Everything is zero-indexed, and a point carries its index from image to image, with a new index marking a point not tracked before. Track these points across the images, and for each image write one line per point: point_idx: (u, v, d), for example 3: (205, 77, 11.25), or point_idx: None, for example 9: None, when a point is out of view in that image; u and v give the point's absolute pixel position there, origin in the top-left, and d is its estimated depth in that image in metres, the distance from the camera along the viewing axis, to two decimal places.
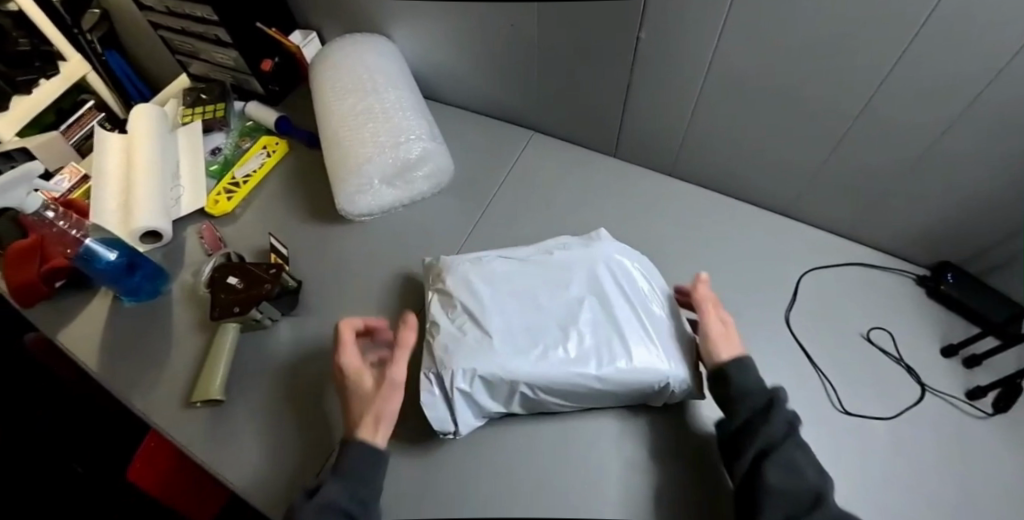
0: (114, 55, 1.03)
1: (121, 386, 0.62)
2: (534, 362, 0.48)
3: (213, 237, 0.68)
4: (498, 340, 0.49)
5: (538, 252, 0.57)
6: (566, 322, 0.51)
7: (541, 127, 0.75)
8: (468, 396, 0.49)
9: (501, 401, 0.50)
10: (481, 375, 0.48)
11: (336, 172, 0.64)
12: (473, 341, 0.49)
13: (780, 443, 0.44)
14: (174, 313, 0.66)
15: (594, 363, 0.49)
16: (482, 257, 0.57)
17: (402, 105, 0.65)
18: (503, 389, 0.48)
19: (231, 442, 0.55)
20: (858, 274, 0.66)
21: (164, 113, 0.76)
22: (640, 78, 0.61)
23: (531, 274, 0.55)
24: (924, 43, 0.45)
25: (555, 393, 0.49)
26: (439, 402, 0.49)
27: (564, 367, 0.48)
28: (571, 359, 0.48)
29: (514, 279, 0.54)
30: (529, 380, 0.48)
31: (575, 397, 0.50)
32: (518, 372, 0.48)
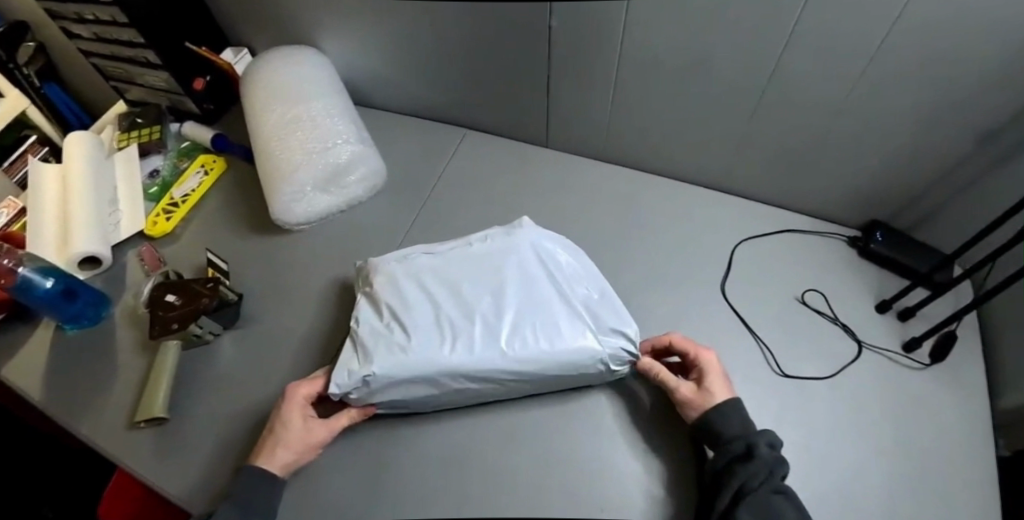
0: (54, 88, 1.03)
1: (64, 414, 0.61)
2: (459, 353, 0.49)
3: (153, 257, 0.68)
4: (422, 337, 0.50)
5: (461, 245, 0.57)
6: (489, 313, 0.51)
7: (475, 125, 0.76)
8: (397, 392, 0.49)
9: (432, 396, 0.50)
10: (402, 375, 0.48)
11: (265, 185, 0.64)
12: (392, 343, 0.50)
13: (754, 443, 0.45)
14: (117, 336, 0.65)
15: (518, 350, 0.49)
16: (406, 255, 0.57)
17: (326, 111, 0.66)
18: (426, 385, 0.49)
19: (177, 458, 0.55)
20: (791, 240, 0.67)
21: (100, 140, 0.76)
22: (561, 65, 0.62)
23: (454, 267, 0.55)
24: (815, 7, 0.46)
25: (484, 383, 0.50)
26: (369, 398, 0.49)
27: (491, 355, 0.49)
28: (497, 347, 0.49)
29: (437, 274, 0.54)
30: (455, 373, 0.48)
31: (505, 385, 0.51)
32: (442, 366, 0.48)
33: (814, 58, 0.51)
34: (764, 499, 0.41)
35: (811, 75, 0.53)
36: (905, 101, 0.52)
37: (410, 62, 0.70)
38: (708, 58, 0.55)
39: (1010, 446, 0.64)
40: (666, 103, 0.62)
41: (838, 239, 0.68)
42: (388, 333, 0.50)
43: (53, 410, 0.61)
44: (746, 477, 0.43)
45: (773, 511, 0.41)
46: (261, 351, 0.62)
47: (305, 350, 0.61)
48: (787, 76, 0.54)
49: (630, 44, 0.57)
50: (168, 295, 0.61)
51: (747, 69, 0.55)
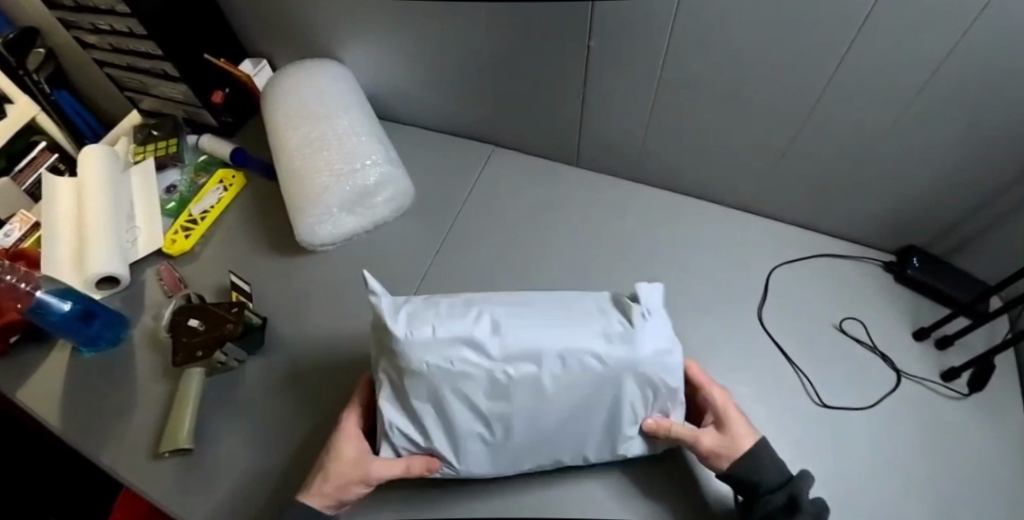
0: (64, 94, 1.00)
1: (83, 443, 0.59)
2: (523, 409, 0.42)
3: (172, 277, 0.67)
4: (478, 391, 0.42)
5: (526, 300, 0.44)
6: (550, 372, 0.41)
7: (500, 141, 0.74)
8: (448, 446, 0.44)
9: (484, 453, 0.45)
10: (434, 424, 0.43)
11: (295, 204, 0.62)
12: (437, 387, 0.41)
13: (802, 497, 0.42)
14: (136, 358, 0.64)
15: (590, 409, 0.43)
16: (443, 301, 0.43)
17: (356, 129, 0.64)
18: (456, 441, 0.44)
19: (201, 491, 0.53)
20: (826, 265, 0.66)
21: (115, 153, 0.74)
22: (593, 87, 0.61)
23: (507, 326, 0.41)
24: (867, 40, 0.44)
25: (545, 442, 0.45)
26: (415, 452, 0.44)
27: (558, 413, 0.43)
28: (566, 404, 0.43)
29: (498, 326, 0.41)
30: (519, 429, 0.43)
31: (564, 447, 0.46)
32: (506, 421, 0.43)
33: (863, 88, 0.49)
34: None
35: (858, 103, 0.51)
36: (951, 133, 0.51)
37: (437, 78, 0.68)
38: (750, 84, 0.54)
39: None
40: (702, 125, 0.61)
41: (873, 263, 0.67)
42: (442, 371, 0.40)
43: (71, 436, 0.59)
44: None
45: None
46: (284, 377, 0.60)
47: (331, 377, 0.59)
48: (832, 104, 0.53)
49: (670, 67, 0.55)
50: (190, 320, 0.60)
51: (790, 95, 0.53)
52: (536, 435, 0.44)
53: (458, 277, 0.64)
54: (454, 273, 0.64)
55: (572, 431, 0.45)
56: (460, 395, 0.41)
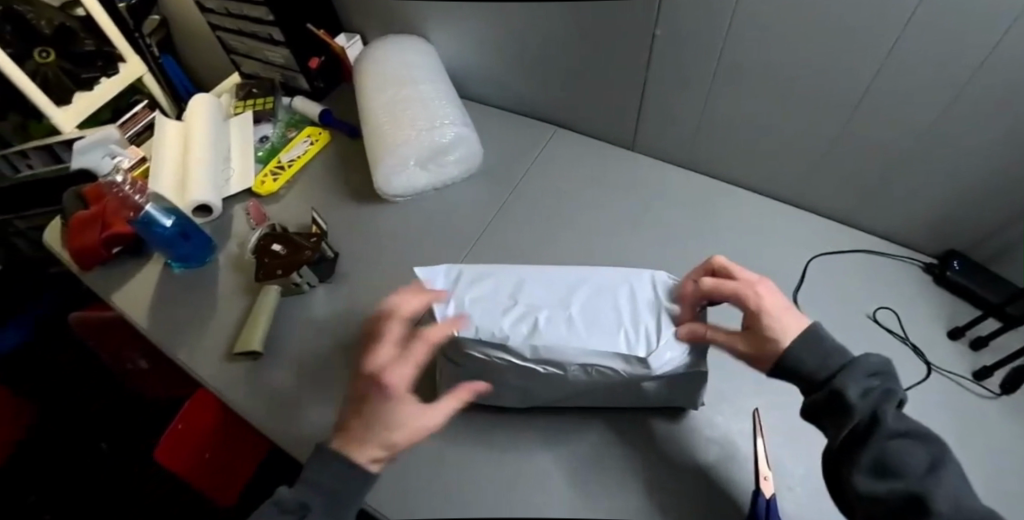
0: (170, 60, 1.12)
1: (169, 343, 0.66)
2: (553, 291, 0.48)
3: (258, 212, 0.74)
4: (516, 274, 0.50)
5: (603, 275, 0.50)
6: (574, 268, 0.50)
7: (563, 122, 0.81)
8: (485, 315, 0.46)
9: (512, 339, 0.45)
10: (480, 300, 0.47)
11: (377, 154, 0.70)
12: (504, 286, 0.49)
13: (851, 371, 0.39)
14: (220, 279, 0.71)
15: (616, 297, 0.47)
16: (548, 269, 0.50)
17: (437, 95, 0.71)
18: (486, 311, 0.46)
19: (267, 393, 0.60)
20: (862, 260, 0.69)
21: (221, 104, 0.84)
22: (655, 72, 0.66)
23: (582, 278, 0.49)
24: (912, 39, 0.49)
25: (574, 335, 0.44)
26: (455, 313, 0.47)
27: (585, 297, 0.47)
28: (592, 290, 0.48)
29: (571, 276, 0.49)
30: (551, 310, 0.46)
31: (593, 345, 0.44)
32: (538, 299, 0.47)
33: (904, 89, 0.54)
34: (881, 447, 0.35)
35: (900, 103, 0.55)
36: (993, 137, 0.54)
37: (511, 58, 0.75)
38: (799, 77, 0.59)
39: None
40: (752, 116, 0.66)
41: (913, 265, 0.69)
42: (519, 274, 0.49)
43: (157, 337, 0.67)
44: (856, 415, 0.37)
45: (895, 456, 0.35)
46: (350, 306, 0.66)
47: None
48: (875, 103, 0.57)
49: (727, 57, 0.60)
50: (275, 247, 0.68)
51: (837, 91, 0.58)
52: (568, 321, 0.46)
53: (514, 235, 0.69)
54: (510, 230, 0.69)
55: (604, 327, 0.45)
56: (501, 274, 0.50)
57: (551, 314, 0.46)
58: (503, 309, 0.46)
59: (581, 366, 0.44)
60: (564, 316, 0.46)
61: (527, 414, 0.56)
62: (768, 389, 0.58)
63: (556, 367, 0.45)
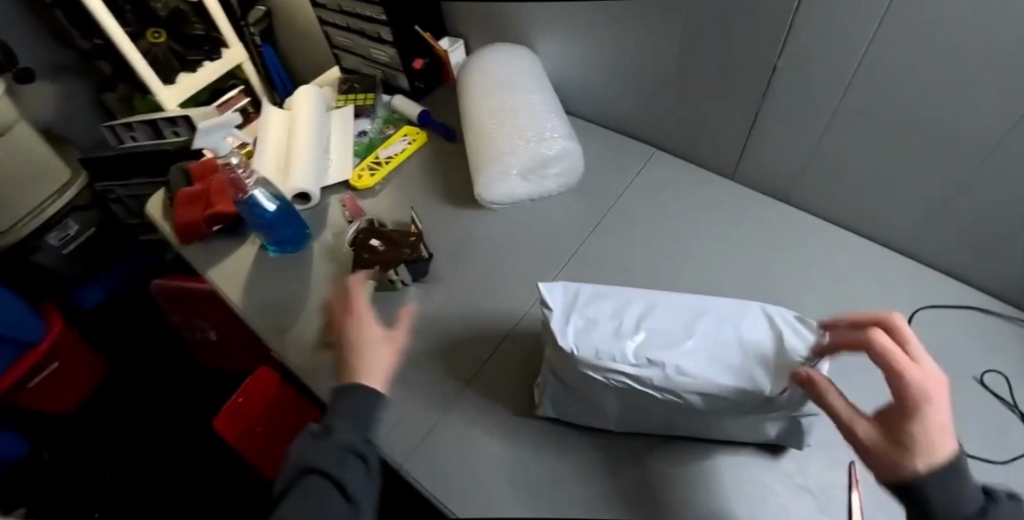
0: (269, 49, 1.14)
1: (262, 324, 0.69)
2: (671, 319, 0.49)
3: (354, 205, 0.76)
4: (631, 298, 0.51)
5: (720, 305, 0.50)
6: (688, 298, 0.51)
7: (660, 145, 0.80)
8: (603, 337, 0.48)
9: (633, 365, 0.46)
10: (598, 320, 0.49)
11: (481, 162, 0.70)
12: (621, 309, 0.50)
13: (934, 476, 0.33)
14: (313, 266, 0.73)
15: (739, 329, 0.48)
16: (664, 295, 0.51)
17: (544, 109, 0.71)
18: (605, 333, 0.48)
19: (357, 386, 0.61)
20: (970, 317, 0.64)
21: (324, 96, 0.87)
22: (768, 105, 0.65)
23: (699, 308, 0.50)
24: None
25: (694, 365, 0.46)
26: (574, 331, 0.48)
27: (704, 328, 0.48)
28: (710, 321, 0.49)
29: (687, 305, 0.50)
30: (670, 339, 0.48)
31: (714, 378, 0.45)
32: (657, 326, 0.49)
33: None
34: None
35: None
36: None
37: (618, 76, 0.75)
38: None
39: None
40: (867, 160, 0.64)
41: None
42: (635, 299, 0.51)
43: (252, 317, 0.69)
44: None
45: None
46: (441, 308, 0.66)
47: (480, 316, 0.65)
48: None
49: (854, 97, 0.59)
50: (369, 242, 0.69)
51: None
52: (687, 350, 0.47)
53: (606, 254, 0.69)
54: (603, 250, 0.69)
55: (726, 359, 0.46)
56: (616, 297, 0.51)
57: (670, 342, 0.47)
58: (622, 332, 0.48)
59: (700, 396, 0.46)
60: (683, 345, 0.47)
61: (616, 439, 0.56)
62: None
63: (674, 394, 0.46)
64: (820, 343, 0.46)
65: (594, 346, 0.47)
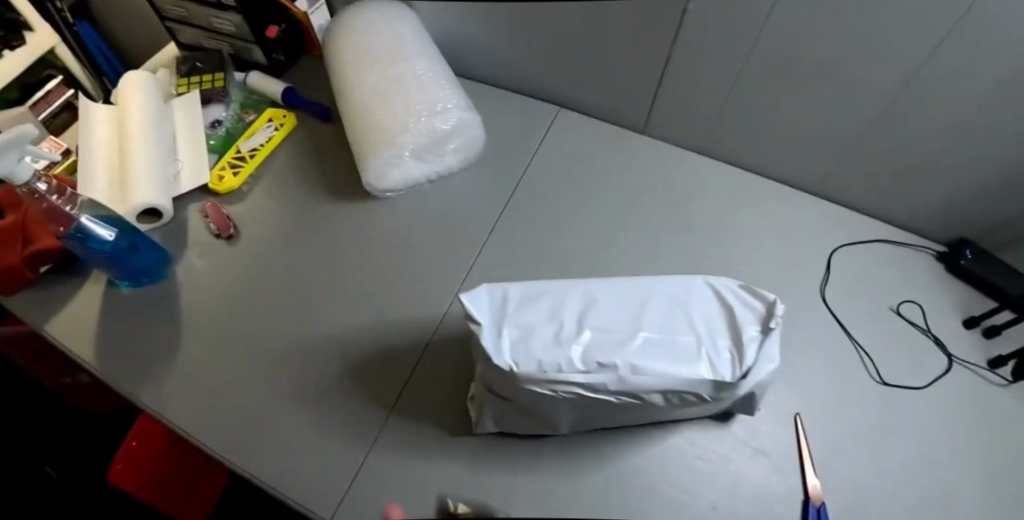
0: (87, 27, 0.91)
1: (123, 382, 0.55)
2: (619, 308, 0.40)
3: (220, 216, 0.63)
4: (567, 288, 0.41)
5: (669, 284, 0.42)
6: (631, 278, 0.42)
7: (564, 102, 0.72)
8: (544, 345, 0.38)
9: (583, 374, 0.37)
10: (535, 326, 0.39)
11: (368, 141, 0.58)
12: (561, 305, 0.40)
13: None
14: (180, 298, 0.60)
15: (692, 313, 0.40)
16: (606, 283, 0.42)
17: (433, 74, 0.60)
18: (545, 340, 0.38)
19: (258, 440, 0.51)
20: (882, 250, 0.66)
21: (157, 82, 0.69)
22: (679, 50, 0.59)
23: (648, 290, 0.41)
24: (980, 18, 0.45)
25: (653, 360, 0.37)
26: (508, 345, 0.38)
27: (656, 313, 0.40)
28: (659, 303, 0.41)
29: (635, 289, 0.41)
30: (620, 333, 0.39)
31: (677, 373, 0.37)
32: (605, 320, 0.39)
33: (960, 72, 0.51)
34: None
35: (953, 87, 0.53)
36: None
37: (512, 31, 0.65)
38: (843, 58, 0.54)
39: None
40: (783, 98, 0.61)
41: (926, 252, 0.68)
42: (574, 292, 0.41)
43: (109, 376, 0.55)
44: None
45: None
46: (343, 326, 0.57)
47: None
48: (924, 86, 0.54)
49: (773, 31, 0.54)
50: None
51: (886, 74, 0.54)
52: (643, 344, 0.38)
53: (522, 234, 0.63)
54: (520, 231, 0.62)
55: (686, 347, 0.38)
56: (550, 290, 0.41)
57: (621, 336, 0.38)
58: (565, 335, 0.38)
59: (662, 394, 0.38)
60: (637, 338, 0.38)
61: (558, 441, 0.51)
62: (804, 394, 0.56)
63: (631, 397, 0.38)
64: (773, 313, 0.40)
65: (534, 359, 0.37)
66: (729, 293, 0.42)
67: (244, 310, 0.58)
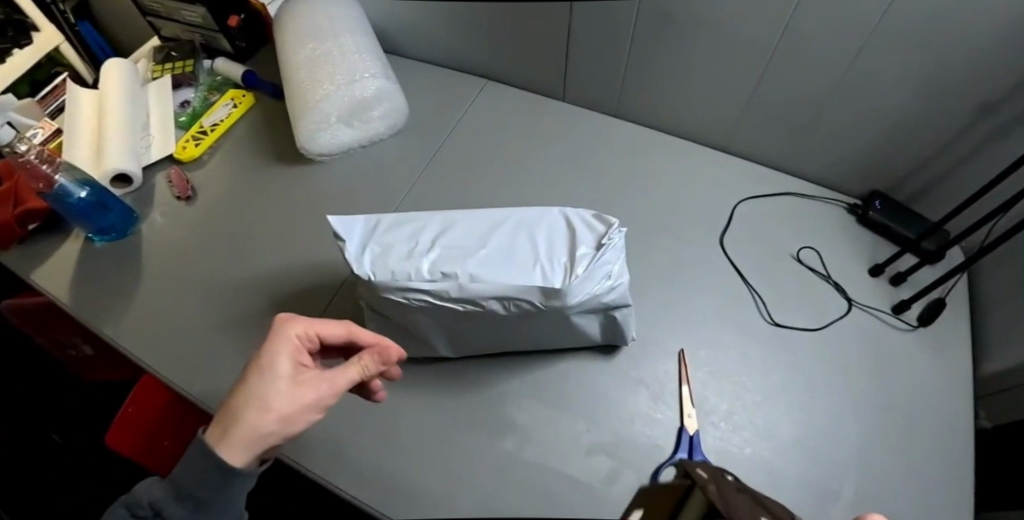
0: (87, 26, 1.04)
1: (92, 319, 0.64)
2: (471, 232, 0.46)
3: (182, 181, 0.72)
4: (432, 217, 0.48)
5: (522, 212, 0.48)
6: (492, 210, 0.49)
7: (492, 75, 0.79)
8: (398, 259, 0.45)
9: (427, 282, 0.43)
10: (395, 245, 0.46)
11: (302, 111, 0.67)
12: (422, 230, 0.47)
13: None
14: (144, 250, 0.69)
15: (536, 235, 0.46)
16: (467, 213, 0.48)
17: (360, 52, 0.69)
18: (401, 256, 0.45)
19: (200, 364, 0.59)
20: (788, 203, 0.69)
21: (135, 68, 0.79)
22: (580, 18, 0.65)
23: (502, 218, 0.47)
24: None
25: (489, 270, 0.43)
26: (369, 259, 0.45)
27: (503, 235, 0.46)
28: (508, 227, 0.47)
29: (489, 217, 0.48)
30: (467, 250, 0.45)
31: (509, 281, 0.43)
32: (455, 241, 0.46)
33: (823, 21, 0.55)
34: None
35: (823, 39, 0.57)
36: (904, 66, 0.56)
37: (438, 12, 0.73)
38: (724, 17, 0.59)
39: (991, 418, 0.65)
40: (680, 59, 0.65)
41: (838, 205, 0.70)
42: (437, 219, 0.47)
43: (81, 315, 0.64)
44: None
45: None
46: (279, 271, 0.64)
47: (316, 268, 0.64)
48: (798, 38, 0.58)
49: None
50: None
51: (761, 29, 0.58)
52: (484, 259, 0.44)
53: (445, 192, 0.69)
54: (442, 190, 0.69)
55: (522, 261, 0.44)
56: (417, 218, 0.48)
57: (467, 253, 0.45)
58: (419, 251, 0.45)
59: (499, 301, 0.44)
60: (480, 254, 0.45)
61: (454, 366, 0.57)
62: (692, 330, 0.60)
63: (474, 304, 0.44)
64: (607, 233, 0.45)
65: (388, 270, 0.44)
66: (577, 219, 0.47)
67: (196, 259, 0.67)
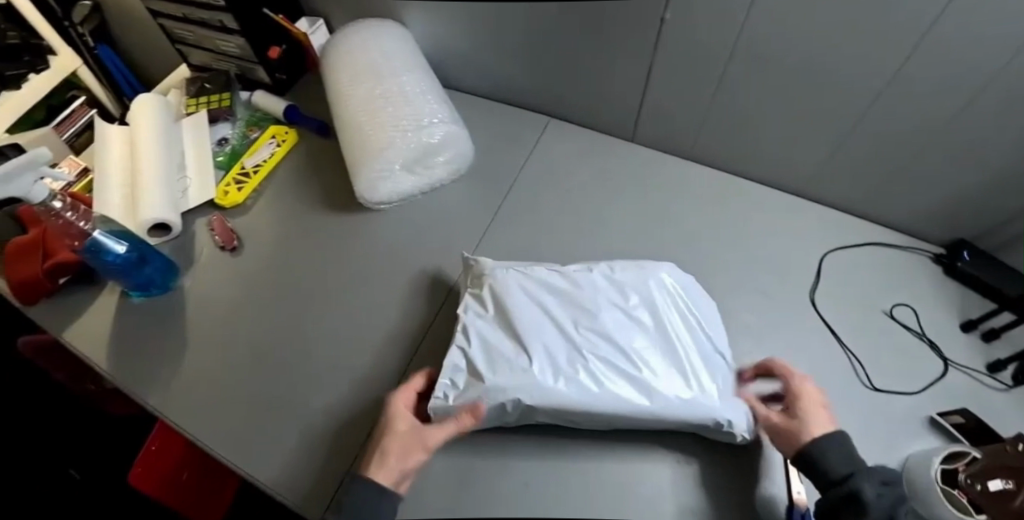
0: (105, 49, 0.98)
1: (135, 388, 0.58)
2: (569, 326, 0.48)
3: (225, 229, 0.67)
4: (525, 298, 0.50)
5: (615, 296, 0.50)
6: (575, 269, 0.53)
7: (557, 114, 0.76)
8: (508, 351, 0.46)
9: (540, 364, 0.45)
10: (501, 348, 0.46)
11: (362, 156, 0.63)
12: (526, 313, 0.48)
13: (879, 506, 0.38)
14: (188, 307, 0.63)
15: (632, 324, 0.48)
16: (553, 300, 0.50)
17: (423, 95, 0.65)
18: (505, 358, 0.46)
19: (258, 440, 0.53)
20: (870, 254, 0.67)
21: (168, 102, 0.74)
22: (661, 64, 0.62)
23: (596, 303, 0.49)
24: (941, 31, 0.46)
25: (596, 344, 0.47)
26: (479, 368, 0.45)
27: (604, 328, 0.48)
28: (600, 288, 0.51)
29: (581, 303, 0.49)
30: (565, 324, 0.48)
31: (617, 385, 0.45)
32: (558, 340, 0.47)
33: (935, 77, 0.51)
34: None
35: (929, 96, 0.53)
36: (1015, 132, 0.53)
37: (504, 50, 0.69)
38: (821, 74, 0.56)
39: None
40: (764, 108, 0.62)
41: (921, 255, 0.68)
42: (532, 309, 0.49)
43: (121, 382, 0.59)
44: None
45: None
46: (341, 333, 0.59)
47: (384, 330, 0.59)
48: (900, 97, 0.54)
49: (747, 47, 0.56)
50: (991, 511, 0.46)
51: (857, 86, 0.55)
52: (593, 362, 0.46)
53: (517, 239, 0.65)
54: (515, 238, 0.65)
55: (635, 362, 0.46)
56: (512, 304, 0.49)
57: (560, 317, 0.48)
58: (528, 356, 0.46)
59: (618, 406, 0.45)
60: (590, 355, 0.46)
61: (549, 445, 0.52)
62: None
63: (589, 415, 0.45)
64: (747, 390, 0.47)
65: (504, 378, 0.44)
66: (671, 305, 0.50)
67: (247, 313, 0.62)
